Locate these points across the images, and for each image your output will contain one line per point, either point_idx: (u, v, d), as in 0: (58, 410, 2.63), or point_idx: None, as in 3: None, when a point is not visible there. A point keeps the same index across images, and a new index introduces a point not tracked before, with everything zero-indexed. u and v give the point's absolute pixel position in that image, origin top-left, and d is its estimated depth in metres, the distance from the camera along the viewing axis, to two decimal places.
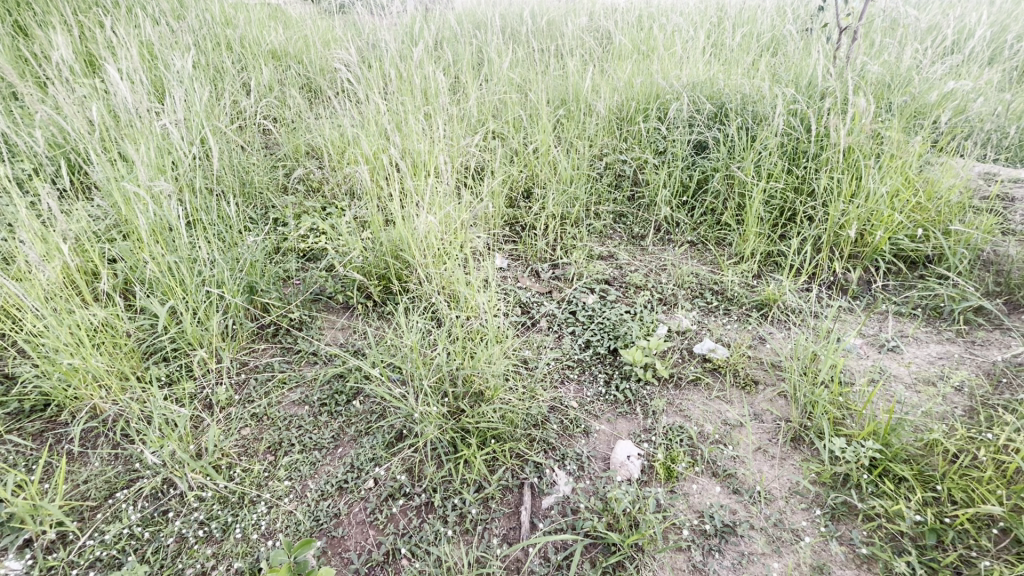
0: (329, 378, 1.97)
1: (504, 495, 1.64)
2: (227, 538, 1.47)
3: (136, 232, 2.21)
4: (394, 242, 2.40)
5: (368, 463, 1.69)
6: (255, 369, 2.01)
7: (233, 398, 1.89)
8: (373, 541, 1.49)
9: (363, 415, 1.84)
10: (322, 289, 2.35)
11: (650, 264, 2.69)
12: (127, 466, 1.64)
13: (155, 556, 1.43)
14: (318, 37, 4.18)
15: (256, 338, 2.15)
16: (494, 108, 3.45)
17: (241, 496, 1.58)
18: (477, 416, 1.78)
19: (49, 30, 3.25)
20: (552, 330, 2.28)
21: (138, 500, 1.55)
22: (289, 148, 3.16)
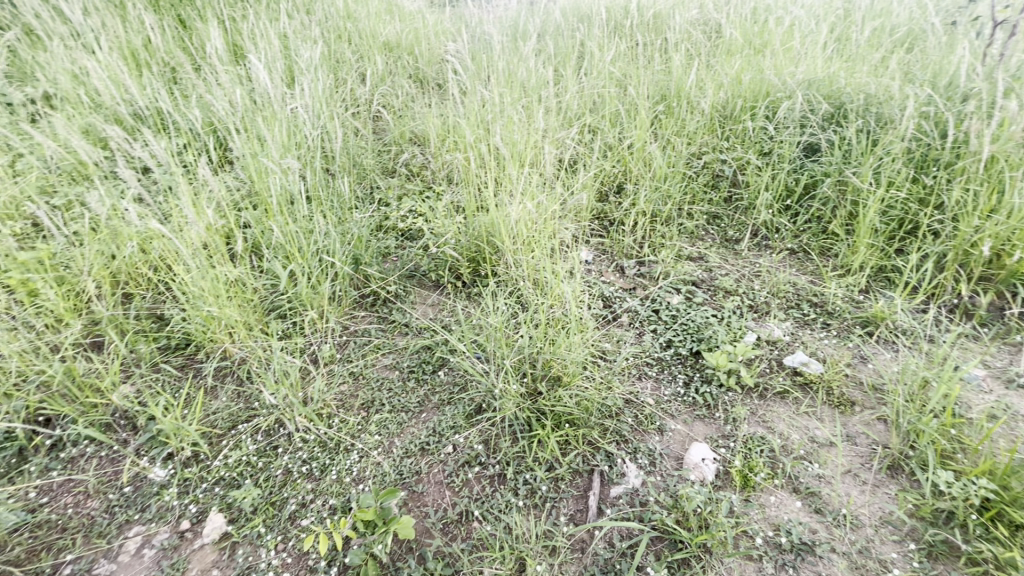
0: (418, 348, 2.13)
1: (574, 478, 1.68)
2: (324, 477, 1.65)
3: (266, 203, 2.50)
4: (487, 228, 2.51)
5: (449, 430, 1.81)
6: (355, 333, 2.22)
7: (335, 356, 2.09)
8: (449, 501, 1.61)
9: (446, 386, 1.97)
10: (417, 266, 2.53)
11: (743, 269, 2.58)
12: (248, 404, 1.89)
13: (266, 483, 1.64)
14: (428, 30, 4.40)
15: (357, 305, 2.36)
16: (592, 101, 3.45)
17: (337, 442, 1.76)
18: (553, 400, 1.84)
19: (205, 23, 3.72)
20: (633, 327, 2.27)
21: (255, 434, 1.78)
22: (396, 134, 3.38)
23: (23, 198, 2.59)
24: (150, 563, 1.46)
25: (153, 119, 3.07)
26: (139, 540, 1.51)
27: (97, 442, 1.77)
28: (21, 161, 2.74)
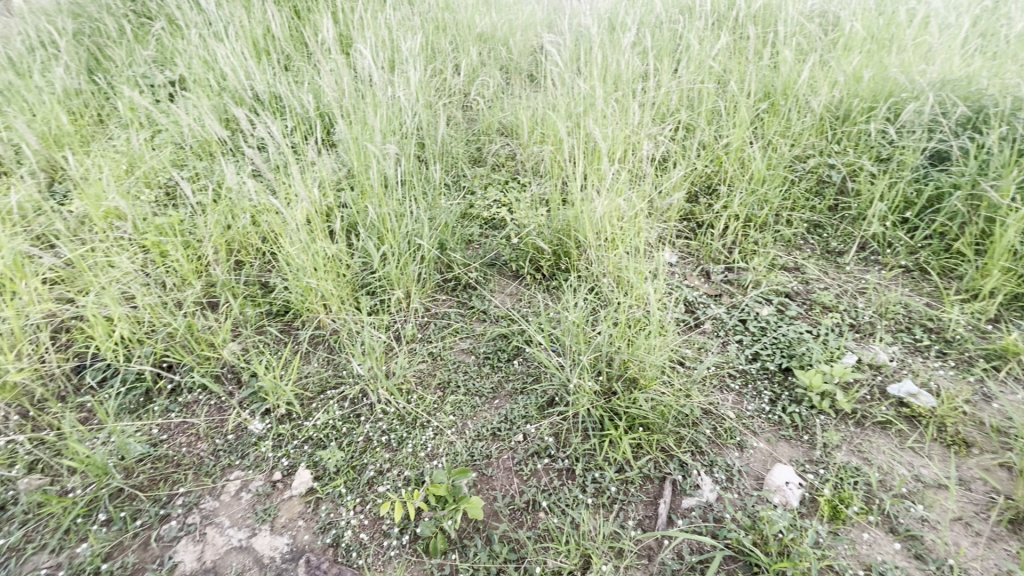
0: (494, 336, 2.16)
1: (645, 483, 1.64)
2: (401, 449, 1.74)
3: (363, 185, 2.64)
4: (571, 222, 2.49)
5: (520, 419, 1.83)
6: (435, 315, 2.30)
7: (416, 336, 2.18)
8: (517, 488, 1.63)
9: (520, 375, 1.99)
10: (498, 255, 2.56)
11: (846, 284, 2.38)
12: (336, 372, 2.02)
13: (348, 447, 1.75)
14: (522, 22, 4.41)
15: (439, 289, 2.44)
16: (689, 96, 3.30)
17: (414, 418, 1.84)
18: (628, 401, 1.80)
19: (317, 13, 3.96)
20: (717, 335, 2.16)
21: (341, 401, 1.91)
22: (484, 125, 3.44)
23: (160, 169, 2.92)
24: (246, 505, 1.61)
25: (267, 102, 3.33)
26: (238, 483, 1.67)
27: (208, 391, 1.97)
28: (160, 137, 3.09)
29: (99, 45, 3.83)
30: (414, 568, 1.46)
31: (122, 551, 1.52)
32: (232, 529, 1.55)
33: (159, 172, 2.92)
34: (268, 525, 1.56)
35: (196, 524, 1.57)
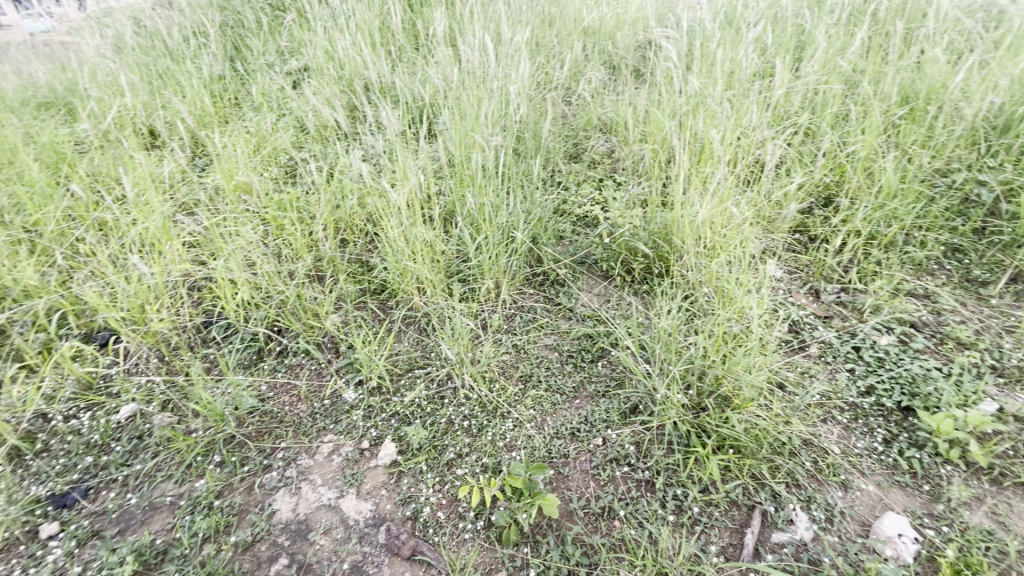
0: (579, 335, 2.14)
1: (730, 509, 1.55)
2: (480, 436, 1.77)
3: (463, 174, 2.71)
4: (669, 225, 2.39)
5: (600, 422, 1.79)
6: (522, 308, 2.31)
7: (502, 326, 2.21)
8: (593, 492, 1.60)
9: (603, 378, 1.95)
10: (588, 254, 2.52)
11: (989, 320, 2.07)
12: (425, 353, 2.10)
13: (431, 427, 1.81)
14: (630, 16, 4.28)
15: (526, 282, 2.45)
16: (811, 98, 3.03)
17: (495, 407, 1.87)
18: (719, 420, 1.70)
19: (430, 7, 4.11)
20: (824, 361, 1.97)
21: (427, 381, 1.98)
22: (584, 120, 3.39)
23: (283, 150, 3.19)
24: (337, 468, 1.71)
25: (379, 92, 3.51)
26: (330, 446, 1.79)
27: (310, 357, 2.13)
28: (285, 120, 3.37)
29: (241, 36, 4.25)
30: (486, 554, 1.48)
31: (231, 491, 1.66)
32: (322, 488, 1.65)
33: (281, 153, 3.19)
34: (355, 489, 1.65)
35: (292, 477, 1.69)
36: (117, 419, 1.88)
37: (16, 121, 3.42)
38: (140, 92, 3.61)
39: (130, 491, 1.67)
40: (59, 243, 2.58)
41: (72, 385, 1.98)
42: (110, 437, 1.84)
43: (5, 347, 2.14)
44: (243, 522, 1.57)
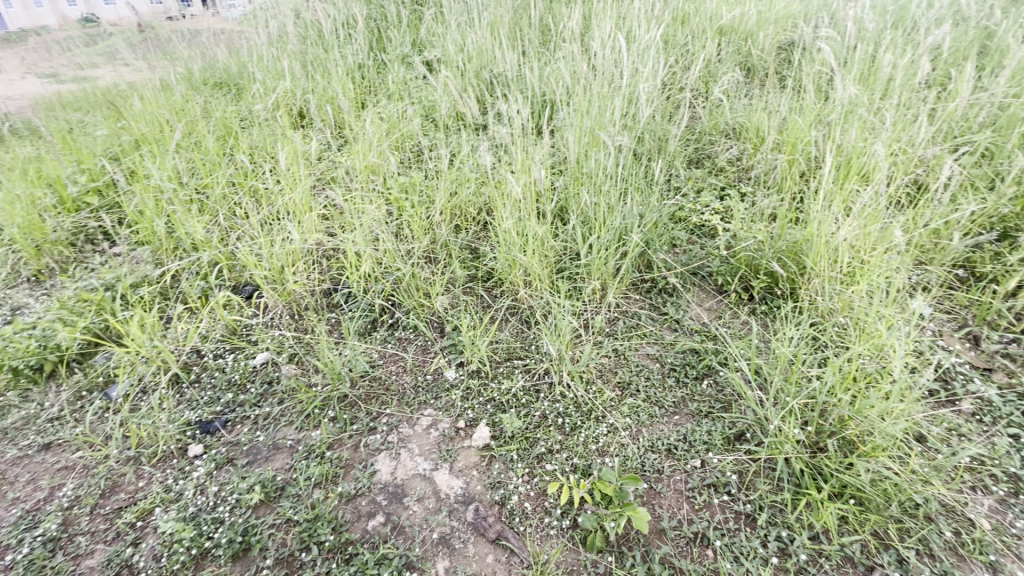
0: (685, 348, 2.04)
1: (843, 565, 1.40)
2: (573, 435, 1.76)
3: (580, 171, 2.69)
4: (799, 244, 2.20)
5: (700, 443, 1.70)
6: (625, 313, 2.25)
7: (603, 328, 2.17)
8: (686, 515, 1.53)
9: (707, 398, 1.85)
10: (703, 266, 2.39)
11: None
12: (524, 344, 2.13)
13: (525, 418, 1.84)
14: (774, 15, 3.98)
15: (633, 287, 2.38)
16: (993, 116, 2.62)
17: (590, 409, 1.84)
18: (840, 465, 1.54)
19: (562, 4, 4.13)
20: (979, 420, 1.70)
21: (525, 372, 2.01)
22: (711, 124, 3.21)
23: (411, 136, 3.39)
24: (434, 441, 1.80)
25: (504, 85, 3.60)
26: (429, 419, 1.88)
27: (418, 333, 2.26)
28: (415, 108, 3.58)
29: (383, 28, 4.57)
30: (569, 555, 1.47)
31: (340, 445, 1.80)
32: (420, 458, 1.74)
33: (409, 139, 3.39)
34: (448, 464, 1.71)
35: (394, 442, 1.80)
36: (254, 364, 2.14)
37: (197, 97, 3.98)
38: (296, 76, 4.03)
39: (259, 429, 1.88)
40: (222, 205, 2.97)
41: (222, 328, 2.28)
42: (247, 379, 2.09)
43: (175, 289, 2.52)
44: (348, 476, 1.69)
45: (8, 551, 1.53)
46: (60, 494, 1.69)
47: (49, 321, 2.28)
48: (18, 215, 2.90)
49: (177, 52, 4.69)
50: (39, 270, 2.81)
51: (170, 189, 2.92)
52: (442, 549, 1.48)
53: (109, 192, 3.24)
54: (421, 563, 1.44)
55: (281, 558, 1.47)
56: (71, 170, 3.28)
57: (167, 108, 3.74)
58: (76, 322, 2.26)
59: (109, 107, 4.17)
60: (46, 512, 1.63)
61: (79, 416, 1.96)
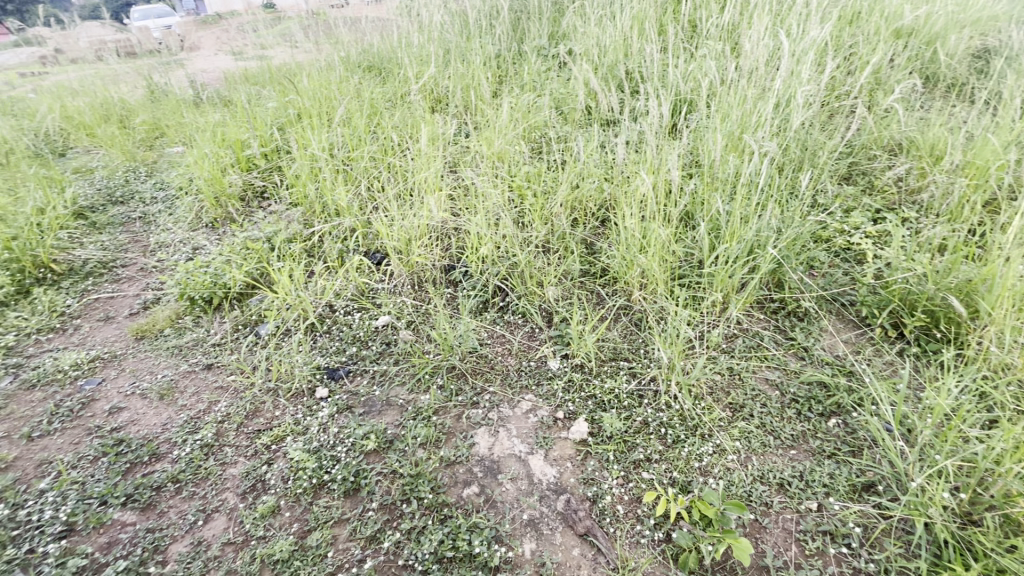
0: (811, 380, 1.87)
1: None
2: (674, 448, 1.69)
3: (715, 176, 2.54)
4: (974, 284, 1.89)
5: (819, 485, 1.55)
6: (746, 331, 2.11)
7: (720, 344, 2.04)
8: (793, 557, 1.40)
9: (833, 438, 1.68)
10: (844, 293, 2.16)
11: None
12: (632, 347, 2.08)
13: (626, 421, 1.80)
14: (968, 18, 3.45)
15: (757, 305, 2.21)
16: None
17: (696, 425, 1.76)
18: (997, 544, 1.32)
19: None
20: None
21: (629, 375, 1.97)
22: (873, 136, 2.86)
23: (540, 127, 3.44)
24: (532, 426, 1.83)
25: (640, 81, 3.50)
26: (529, 405, 1.92)
27: (526, 320, 2.31)
28: (547, 99, 3.62)
29: (525, 19, 4.66)
30: (658, 568, 1.42)
31: (444, 412, 1.91)
32: (517, 439, 1.78)
33: (538, 129, 3.45)
34: (544, 451, 1.74)
35: (494, 420, 1.86)
36: (377, 325, 2.33)
37: (352, 78, 4.38)
38: (439, 63, 4.27)
39: (375, 384, 2.05)
40: (363, 176, 3.25)
41: (353, 288, 2.51)
42: (370, 337, 2.28)
43: (318, 248, 2.82)
44: (449, 442, 1.78)
45: (175, 447, 1.82)
46: (216, 408, 1.98)
47: (221, 262, 2.67)
48: (206, 170, 3.42)
49: (339, 36, 5.19)
50: (216, 218, 3.29)
51: (324, 158, 3.26)
52: (530, 531, 1.51)
53: (275, 158, 3.70)
54: (509, 539, 1.48)
55: (384, 504, 1.59)
56: (248, 136, 3.80)
57: (327, 86, 4.16)
58: (240, 266, 2.62)
59: (281, 83, 4.74)
60: (204, 421, 1.92)
61: (236, 346, 2.28)
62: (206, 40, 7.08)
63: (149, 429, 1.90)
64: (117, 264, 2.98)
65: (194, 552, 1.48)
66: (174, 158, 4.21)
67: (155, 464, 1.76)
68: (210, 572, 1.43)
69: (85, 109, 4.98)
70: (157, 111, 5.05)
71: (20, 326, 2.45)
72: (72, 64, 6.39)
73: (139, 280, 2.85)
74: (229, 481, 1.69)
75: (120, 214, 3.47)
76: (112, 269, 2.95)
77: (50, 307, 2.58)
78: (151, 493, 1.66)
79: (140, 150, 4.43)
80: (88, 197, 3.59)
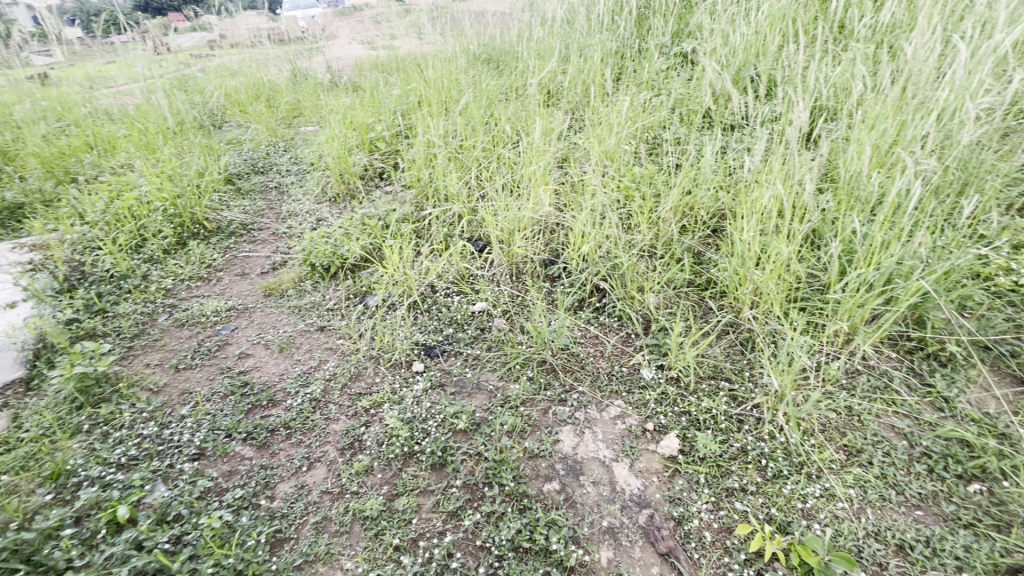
0: (950, 436, 1.63)
1: None
2: (774, 483, 1.57)
3: (853, 193, 2.29)
4: None
5: (949, 556, 1.35)
6: (872, 369, 1.89)
7: (839, 379, 1.85)
8: None
9: (972, 507, 1.46)
10: (1003, 342, 1.85)
11: None
12: (735, 368, 1.95)
13: (721, 444, 1.70)
14: None
15: (889, 342, 1.97)
16: None
17: (801, 462, 1.61)
18: None
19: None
20: None
21: (729, 397, 1.85)
22: None
23: (656, 128, 3.31)
24: (619, 433, 1.78)
25: (773, 84, 3.24)
26: (618, 411, 1.87)
27: (621, 324, 2.25)
28: (666, 99, 3.47)
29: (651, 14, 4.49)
30: None
31: (532, 404, 1.92)
32: (603, 444, 1.75)
33: (653, 129, 3.32)
34: (629, 460, 1.69)
35: (580, 420, 1.84)
36: (473, 310, 2.40)
37: (472, 70, 4.52)
38: (556, 58, 4.26)
39: (468, 366, 2.11)
40: (473, 164, 3.34)
41: (454, 272, 2.60)
42: (466, 321, 2.36)
43: (426, 230, 2.96)
44: (534, 435, 1.79)
45: (289, 397, 2.01)
46: (325, 367, 2.15)
47: (340, 234, 2.89)
48: (335, 149, 3.72)
49: (463, 29, 5.37)
50: (339, 194, 3.57)
51: (439, 145, 3.41)
52: (608, 539, 1.47)
53: (395, 143, 3.93)
54: (586, 543, 1.46)
55: (467, 484, 1.64)
56: (373, 120, 4.07)
57: (448, 76, 4.33)
58: (357, 240, 2.82)
59: (406, 72, 5.01)
60: (315, 377, 2.10)
61: (346, 313, 2.47)
62: (343, 30, 7.65)
63: (269, 377, 2.11)
64: (254, 227, 3.34)
65: (297, 493, 1.63)
66: (308, 136, 4.63)
67: (272, 409, 1.96)
68: (309, 515, 1.56)
69: (242, 88, 5.63)
70: (298, 93, 5.57)
71: (176, 272, 2.83)
72: (232, 48, 7.22)
73: (271, 243, 3.17)
74: (331, 435, 1.83)
75: (260, 183, 3.89)
76: (250, 231, 3.31)
77: (200, 259, 2.96)
78: (266, 434, 1.84)
79: (281, 127, 4.93)
80: (237, 166, 4.06)
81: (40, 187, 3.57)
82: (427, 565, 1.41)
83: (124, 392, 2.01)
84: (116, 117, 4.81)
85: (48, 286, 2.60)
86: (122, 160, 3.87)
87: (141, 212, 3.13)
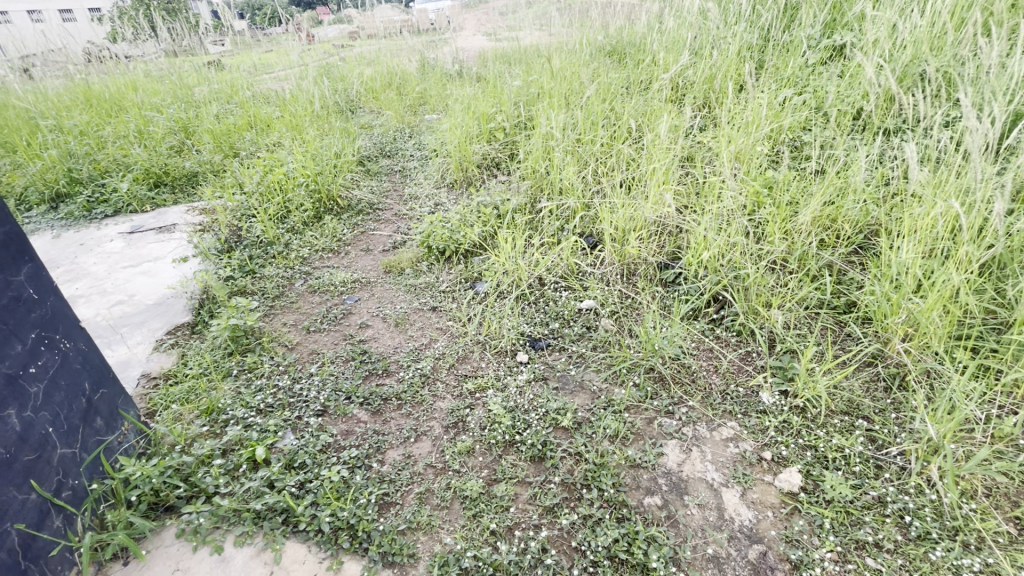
0: None
1: None
2: (918, 545, 1.36)
3: None
4: None
5: None
6: None
7: (1013, 437, 1.56)
8: None
9: None
10: None
11: None
12: (875, 407, 1.73)
13: (852, 488, 1.51)
14: None
15: None
16: None
17: (956, 528, 1.39)
18: None
19: None
20: None
21: (867, 438, 1.64)
22: None
23: (798, 129, 3.01)
24: (731, 457, 1.66)
25: (953, 83, 2.78)
26: (731, 432, 1.74)
27: (740, 341, 2.10)
28: (813, 97, 3.14)
29: None
30: None
31: (636, 412, 1.85)
32: (711, 465, 1.64)
33: (794, 131, 3.02)
34: (741, 488, 1.56)
35: (688, 436, 1.73)
36: (581, 307, 2.37)
37: (596, 62, 4.43)
38: (687, 49, 4.03)
39: (572, 363, 2.09)
40: (590, 157, 3.28)
41: (564, 267, 2.59)
42: (572, 317, 2.33)
43: (539, 222, 2.97)
44: (636, 443, 1.73)
45: (402, 369, 2.14)
46: (435, 346, 2.25)
47: (457, 219, 3.00)
48: (457, 137, 3.86)
49: (589, 21, 5.29)
50: (457, 180, 3.71)
51: (558, 138, 3.40)
52: (712, 567, 1.38)
53: (513, 134, 3.99)
54: (687, 566, 1.38)
55: (565, 482, 1.62)
56: (494, 110, 4.16)
57: (571, 68, 4.28)
58: (472, 227, 2.92)
59: (529, 63, 5.05)
60: (425, 354, 2.21)
61: (457, 296, 2.56)
62: (470, 22, 7.90)
63: (385, 348, 2.26)
64: (379, 208, 3.58)
65: (405, 462, 1.72)
66: (432, 124, 4.86)
67: (386, 379, 2.10)
68: (414, 484, 1.65)
69: (376, 77, 6.05)
70: (425, 83, 5.87)
71: (313, 243, 3.13)
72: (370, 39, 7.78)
73: (393, 223, 3.38)
74: (437, 412, 1.92)
75: (387, 166, 4.17)
76: (376, 211, 3.56)
77: (332, 233, 3.24)
78: (380, 401, 1.98)
79: (408, 115, 5.22)
80: (368, 149, 4.38)
81: (211, 160, 4.13)
82: (521, 555, 1.42)
83: (265, 345, 2.27)
84: (272, 101, 5.41)
85: (213, 246, 3.00)
86: (275, 138, 4.34)
87: (287, 186, 3.48)
